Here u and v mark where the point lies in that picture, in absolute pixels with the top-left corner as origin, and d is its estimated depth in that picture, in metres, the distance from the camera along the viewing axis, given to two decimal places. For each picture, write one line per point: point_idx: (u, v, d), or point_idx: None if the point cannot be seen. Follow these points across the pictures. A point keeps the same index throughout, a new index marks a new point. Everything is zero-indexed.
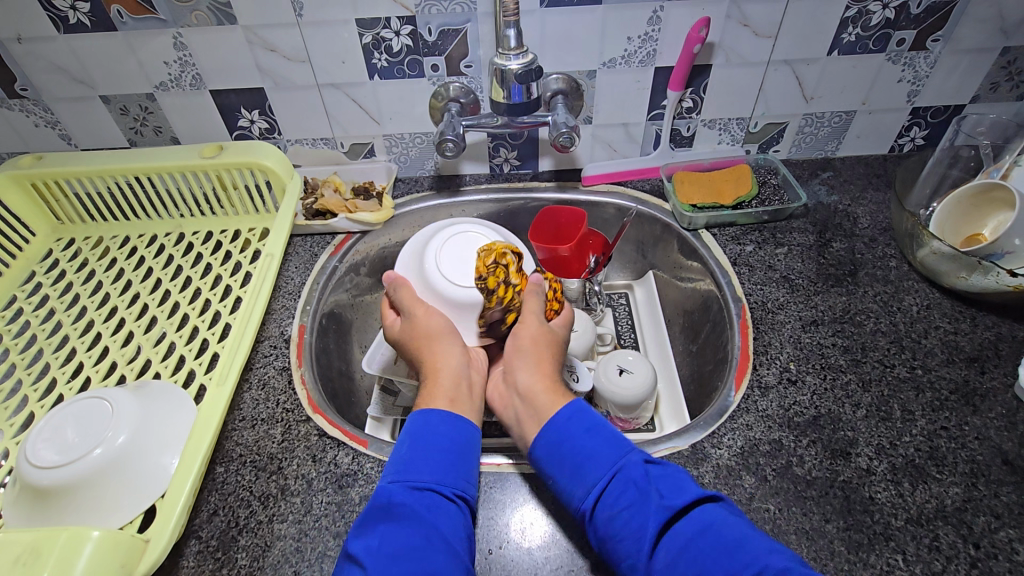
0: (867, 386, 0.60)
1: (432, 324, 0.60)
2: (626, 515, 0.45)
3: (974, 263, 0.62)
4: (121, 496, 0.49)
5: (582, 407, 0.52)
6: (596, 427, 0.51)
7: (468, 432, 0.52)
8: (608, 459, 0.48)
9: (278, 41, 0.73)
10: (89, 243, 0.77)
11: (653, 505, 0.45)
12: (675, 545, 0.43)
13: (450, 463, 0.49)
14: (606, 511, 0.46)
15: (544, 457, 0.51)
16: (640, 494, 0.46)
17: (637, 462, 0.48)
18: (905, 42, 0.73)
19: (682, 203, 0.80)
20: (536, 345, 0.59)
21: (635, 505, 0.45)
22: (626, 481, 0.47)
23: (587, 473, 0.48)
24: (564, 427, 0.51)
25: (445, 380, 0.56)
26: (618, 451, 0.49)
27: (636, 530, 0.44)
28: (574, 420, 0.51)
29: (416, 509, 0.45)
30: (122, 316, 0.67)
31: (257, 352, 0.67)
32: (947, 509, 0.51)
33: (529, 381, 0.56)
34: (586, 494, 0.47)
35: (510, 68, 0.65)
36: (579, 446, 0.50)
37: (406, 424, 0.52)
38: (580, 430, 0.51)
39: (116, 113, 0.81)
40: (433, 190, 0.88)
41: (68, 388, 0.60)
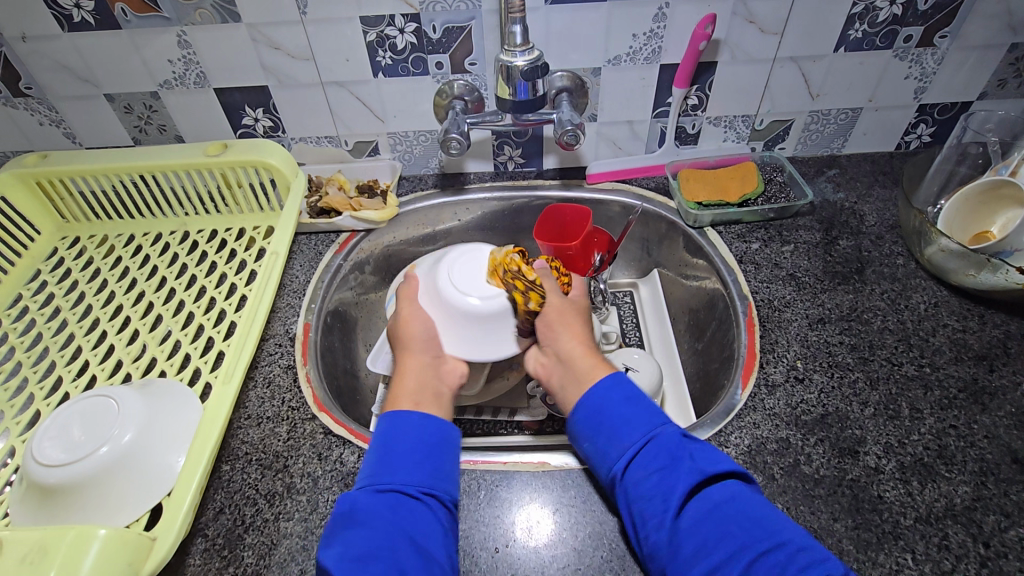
0: (875, 384, 0.59)
1: (414, 329, 0.62)
2: (657, 476, 0.46)
3: (982, 261, 0.62)
4: (127, 494, 0.49)
5: (623, 378, 0.55)
6: (635, 398, 0.53)
7: (437, 430, 0.52)
8: (644, 425, 0.50)
9: (283, 39, 0.73)
10: (93, 241, 0.77)
11: (684, 469, 0.46)
12: (703, 508, 0.44)
13: (419, 461, 0.50)
14: (638, 471, 0.48)
15: (584, 418, 0.53)
16: (672, 459, 0.47)
17: (671, 433, 0.50)
18: (912, 39, 0.73)
19: (688, 201, 0.79)
20: (568, 321, 0.62)
21: (667, 469, 0.47)
22: (661, 446, 0.48)
23: (623, 436, 0.50)
24: (605, 392, 0.53)
25: (410, 382, 0.57)
26: (655, 421, 0.51)
27: (665, 490, 0.46)
28: (613, 390, 0.53)
29: (379, 511, 0.46)
30: (127, 314, 0.67)
31: (262, 350, 0.67)
32: (956, 507, 0.50)
33: (574, 348, 0.59)
34: (620, 455, 0.49)
35: (516, 66, 0.65)
36: (615, 412, 0.52)
37: (376, 426, 0.53)
38: (620, 399, 0.53)
39: (120, 111, 0.81)
40: (437, 188, 0.88)
41: (73, 386, 0.60)
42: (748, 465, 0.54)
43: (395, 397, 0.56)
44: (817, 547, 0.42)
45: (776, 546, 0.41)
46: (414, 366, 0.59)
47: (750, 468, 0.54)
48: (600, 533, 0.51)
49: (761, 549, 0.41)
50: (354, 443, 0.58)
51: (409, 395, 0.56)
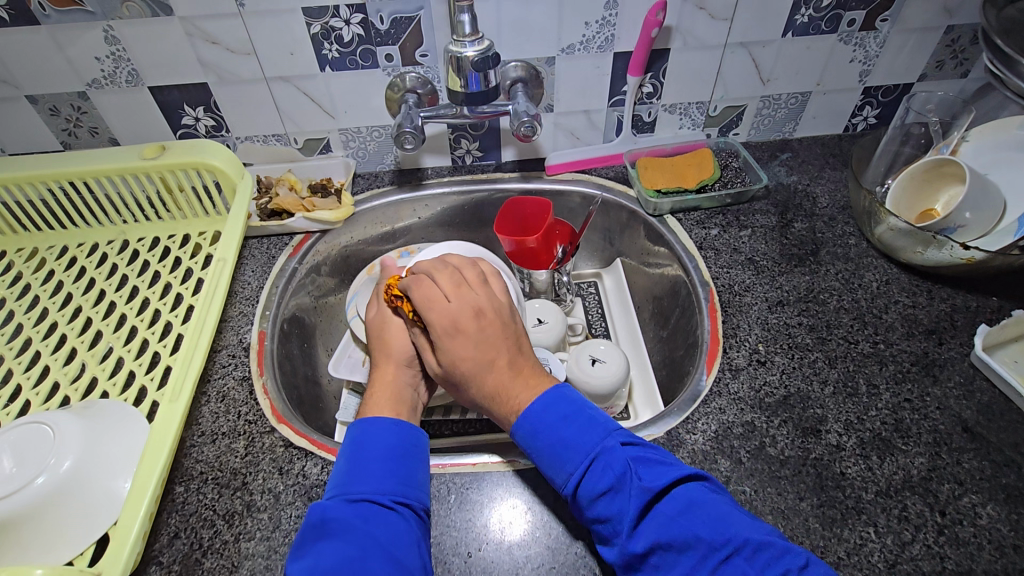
0: (833, 362, 0.61)
1: (405, 347, 0.59)
2: (606, 500, 0.44)
3: (928, 238, 0.63)
4: (70, 527, 0.46)
5: (565, 393, 0.51)
6: (570, 414, 0.49)
7: (408, 435, 0.50)
8: (585, 444, 0.47)
9: (220, 33, 0.69)
10: (21, 255, 0.71)
11: (632, 488, 0.44)
12: (659, 521, 0.43)
13: (390, 468, 0.48)
14: (588, 494, 0.45)
15: (526, 443, 0.49)
16: (619, 477, 0.45)
17: (615, 446, 0.47)
18: (855, 23, 0.74)
19: (647, 189, 0.79)
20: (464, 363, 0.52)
21: (615, 489, 0.44)
22: (607, 466, 0.45)
23: (566, 461, 0.47)
24: (541, 416, 0.49)
25: (388, 393, 0.55)
26: (594, 440, 0.47)
27: (617, 511, 0.44)
28: (550, 408, 0.49)
29: (351, 521, 0.44)
30: (63, 332, 0.62)
31: (214, 362, 0.64)
32: (914, 479, 0.52)
33: (481, 392, 0.52)
34: (566, 481, 0.46)
35: (465, 56, 0.63)
36: (556, 437, 0.48)
37: (347, 434, 0.51)
38: (556, 420, 0.48)
39: (46, 114, 0.75)
40: (394, 185, 0.86)
41: (5, 413, 0.56)
42: (716, 450, 0.55)
43: (371, 405, 0.53)
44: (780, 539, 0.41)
45: (734, 551, 0.40)
46: (388, 377, 0.57)
47: (717, 453, 0.55)
48: (573, 530, 0.51)
49: (720, 557, 0.40)
50: (317, 454, 0.56)
51: (385, 401, 0.54)
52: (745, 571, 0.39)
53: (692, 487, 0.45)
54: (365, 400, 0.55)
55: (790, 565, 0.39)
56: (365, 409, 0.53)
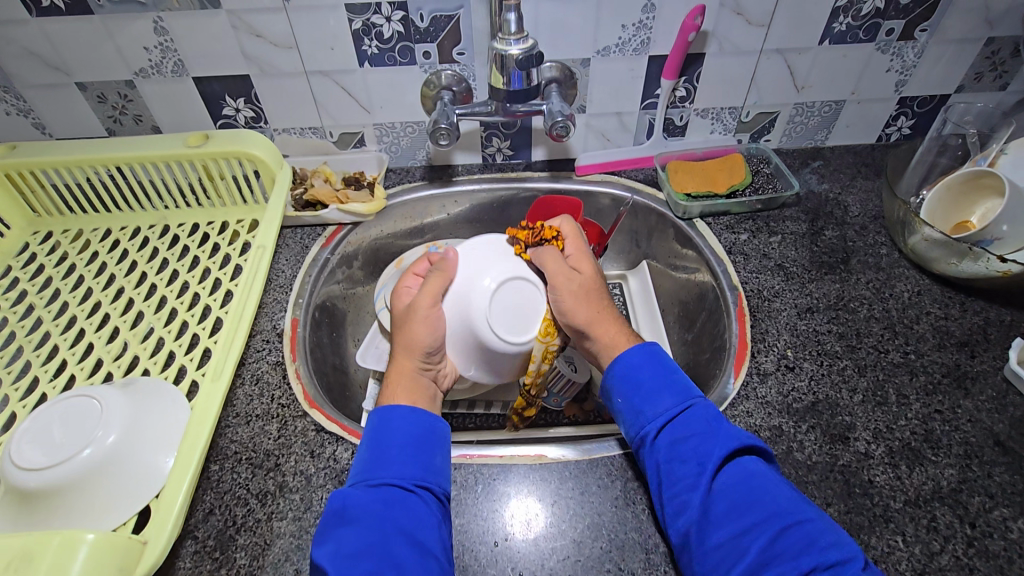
0: (863, 371, 0.61)
1: (424, 336, 0.58)
2: (693, 441, 0.49)
3: (964, 249, 0.63)
4: (113, 498, 0.47)
5: (658, 354, 0.56)
6: (667, 373, 0.54)
7: (429, 424, 0.52)
8: (681, 395, 0.52)
9: (264, 26, 0.70)
10: (67, 236, 0.74)
11: (720, 437, 0.48)
12: (732, 477, 0.47)
13: (409, 456, 0.49)
14: (673, 436, 0.50)
15: (618, 381, 0.55)
16: (708, 428, 0.49)
17: (705, 404, 0.52)
18: (894, 32, 0.74)
19: (677, 192, 0.80)
20: (572, 302, 0.59)
21: (705, 435, 0.49)
22: (698, 415, 0.50)
23: (659, 402, 0.52)
24: (638, 363, 0.55)
25: (403, 384, 0.56)
26: (688, 395, 0.52)
27: (700, 454, 0.48)
28: (651, 359, 0.55)
29: (372, 505, 0.45)
30: (106, 311, 0.64)
31: (249, 346, 0.65)
32: (943, 490, 0.52)
33: (593, 321, 0.59)
34: (655, 418, 0.51)
35: (510, 53, 0.64)
36: (650, 382, 0.54)
37: (367, 423, 0.52)
38: (652, 372, 0.54)
39: (93, 100, 0.78)
40: (425, 180, 0.87)
41: (51, 386, 0.58)
42: None
43: (390, 394, 0.55)
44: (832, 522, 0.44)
45: (806, 519, 0.43)
46: (405, 367, 0.57)
47: None
48: (598, 524, 0.51)
49: (789, 520, 0.43)
50: (348, 439, 0.57)
51: (403, 388, 0.55)
52: (812, 539, 0.42)
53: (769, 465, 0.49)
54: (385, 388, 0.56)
55: (854, 555, 0.41)
56: (383, 399, 0.55)
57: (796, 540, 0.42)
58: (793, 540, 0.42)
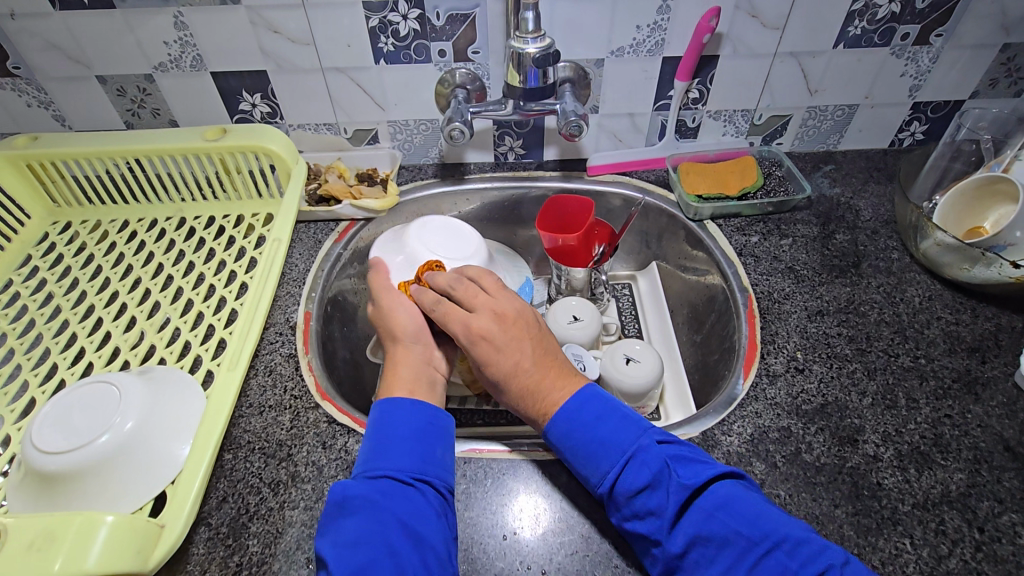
0: (873, 374, 0.61)
1: (405, 322, 0.60)
2: (645, 496, 0.46)
3: (977, 255, 0.63)
4: (128, 482, 0.48)
5: (595, 393, 0.53)
6: (605, 413, 0.51)
7: (429, 416, 0.52)
8: (621, 442, 0.49)
9: (282, 23, 0.71)
10: (86, 227, 0.75)
11: (672, 485, 0.46)
12: (698, 517, 0.44)
13: (410, 447, 0.49)
14: (625, 492, 0.46)
15: (559, 443, 0.51)
16: (656, 475, 0.46)
17: (650, 445, 0.48)
18: (909, 37, 0.74)
19: (688, 193, 0.80)
20: (487, 360, 0.55)
21: (655, 486, 0.46)
22: (643, 463, 0.47)
23: (600, 460, 0.48)
24: (574, 416, 0.51)
25: (405, 371, 0.56)
26: (630, 437, 0.49)
27: (656, 508, 0.45)
28: (584, 408, 0.51)
29: (373, 497, 0.46)
30: (123, 301, 0.65)
31: (263, 338, 0.66)
32: (952, 494, 0.52)
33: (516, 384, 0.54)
34: (601, 480, 0.48)
35: (527, 52, 0.64)
36: (588, 436, 0.50)
37: (371, 415, 0.53)
38: (591, 418, 0.51)
39: (113, 94, 0.79)
40: (437, 178, 0.88)
41: (70, 373, 0.59)
42: (751, 453, 0.55)
43: (390, 385, 0.55)
44: (815, 536, 0.43)
45: (774, 546, 0.42)
46: (404, 356, 0.58)
47: (753, 456, 0.55)
48: (607, 520, 0.52)
49: (760, 552, 0.42)
50: (359, 431, 0.58)
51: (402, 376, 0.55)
52: (787, 564, 0.41)
53: (728, 484, 0.46)
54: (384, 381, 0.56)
55: (831, 559, 0.41)
56: (385, 392, 0.55)
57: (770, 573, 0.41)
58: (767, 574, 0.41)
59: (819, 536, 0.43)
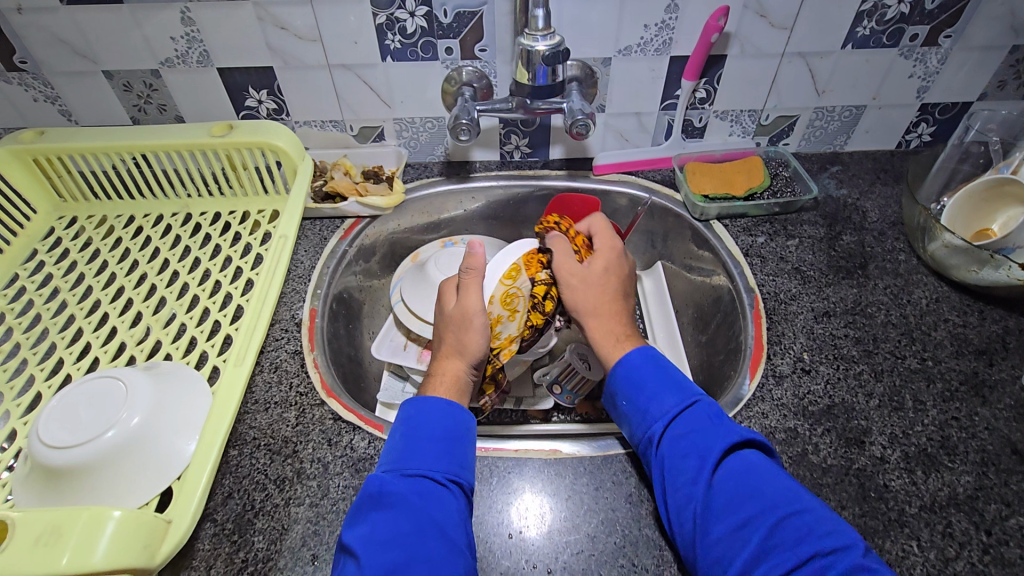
0: (879, 376, 0.61)
1: (476, 345, 0.56)
2: (693, 437, 0.48)
3: (985, 257, 0.63)
4: (135, 478, 0.48)
5: (656, 354, 0.56)
6: (670, 368, 0.54)
7: (461, 420, 0.52)
8: (683, 392, 0.52)
9: (290, 19, 0.71)
10: (91, 222, 0.75)
11: (721, 432, 0.48)
12: (735, 470, 0.46)
13: (442, 449, 0.49)
14: (677, 431, 0.49)
15: (619, 380, 0.54)
16: (708, 424, 0.49)
17: (709, 403, 0.51)
18: (918, 38, 0.74)
19: (694, 193, 0.80)
20: (576, 293, 0.60)
21: (705, 431, 0.48)
22: (699, 412, 0.50)
23: (661, 399, 0.51)
24: (640, 364, 0.54)
25: (446, 380, 0.55)
26: (693, 392, 0.52)
27: (700, 450, 0.47)
28: (652, 360, 0.54)
29: (407, 495, 0.45)
30: (129, 297, 0.65)
31: (268, 335, 0.66)
32: (959, 497, 0.52)
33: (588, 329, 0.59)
34: (656, 416, 0.50)
35: (536, 50, 0.64)
36: (653, 380, 0.53)
37: (400, 412, 0.53)
38: (656, 370, 0.54)
39: (119, 89, 0.79)
40: (443, 176, 0.87)
41: (76, 368, 0.59)
42: None
43: (436, 390, 0.54)
44: (838, 523, 0.42)
45: (805, 510, 0.43)
46: (455, 369, 0.56)
47: None
48: (612, 520, 0.51)
49: (784, 514, 0.42)
50: (364, 428, 0.58)
51: (449, 387, 0.55)
52: (812, 528, 0.41)
53: (766, 458, 0.48)
54: (431, 379, 0.56)
55: (850, 543, 0.40)
56: (423, 392, 0.55)
57: (792, 534, 0.41)
58: (790, 535, 0.41)
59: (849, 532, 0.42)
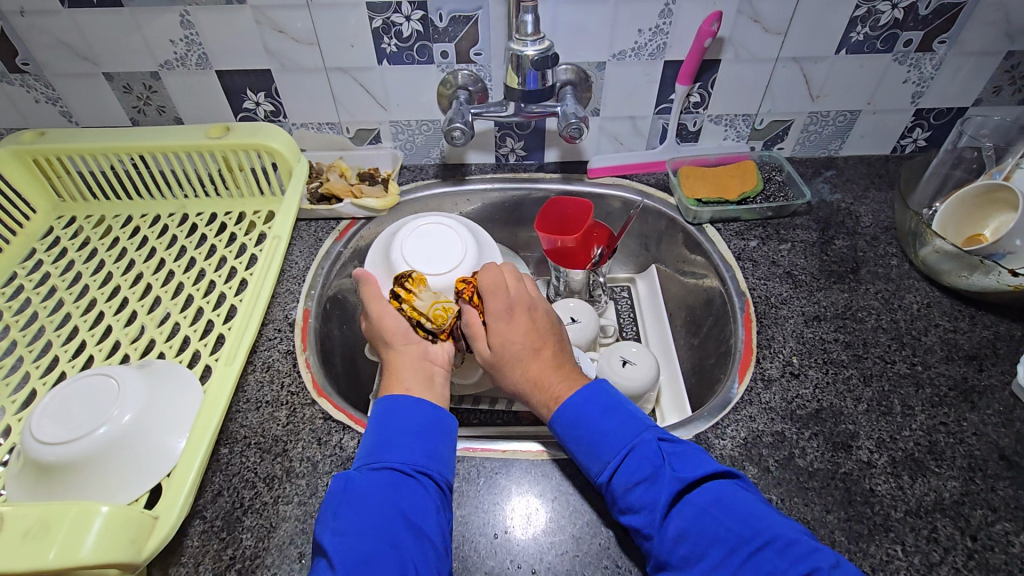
0: (868, 381, 0.61)
1: (394, 328, 0.58)
2: (640, 489, 0.46)
3: (975, 262, 0.63)
4: (125, 475, 0.49)
5: (603, 388, 0.53)
6: (611, 408, 0.52)
7: (435, 412, 0.52)
8: (624, 435, 0.50)
9: (287, 22, 0.72)
10: (90, 222, 0.76)
11: (665, 479, 0.46)
12: (691, 512, 0.45)
13: (415, 442, 0.49)
14: (623, 483, 0.47)
15: (563, 432, 0.52)
16: (653, 470, 0.47)
17: (650, 440, 0.49)
18: (912, 43, 0.74)
19: (688, 197, 0.80)
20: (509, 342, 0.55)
21: (650, 480, 0.46)
22: (644, 455, 0.48)
23: (603, 450, 0.49)
24: (584, 404, 0.52)
25: (403, 371, 0.55)
26: (633, 431, 0.50)
27: (649, 502, 0.46)
28: (590, 401, 0.52)
29: (379, 489, 0.46)
30: (125, 296, 0.66)
31: (262, 335, 0.67)
32: (945, 502, 0.52)
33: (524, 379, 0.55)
34: (602, 469, 0.49)
35: (527, 55, 0.65)
36: (593, 425, 0.51)
37: (374, 410, 0.52)
38: (597, 412, 0.51)
39: (119, 91, 0.80)
40: (438, 178, 0.88)
41: (70, 365, 0.60)
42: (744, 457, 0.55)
43: (394, 385, 0.54)
44: (807, 538, 0.42)
45: (765, 544, 0.42)
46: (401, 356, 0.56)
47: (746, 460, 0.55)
48: (598, 521, 0.52)
49: (750, 549, 0.42)
50: (354, 428, 0.58)
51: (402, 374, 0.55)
52: (776, 565, 0.40)
53: (723, 485, 0.46)
54: (387, 376, 0.56)
55: (819, 563, 0.40)
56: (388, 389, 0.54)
57: (760, 570, 0.41)
58: (756, 569, 0.41)
59: (811, 539, 0.43)
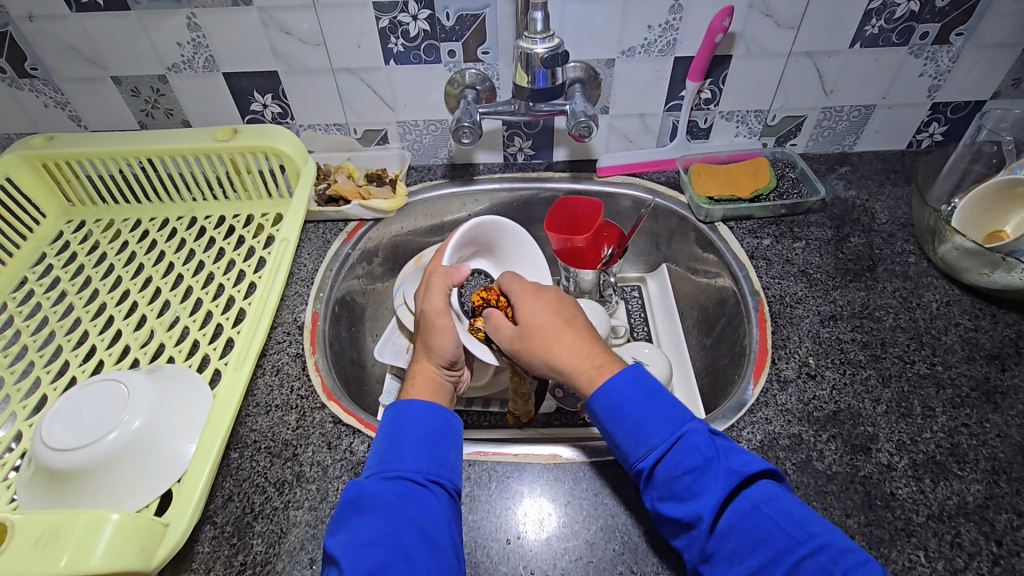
0: (887, 381, 0.59)
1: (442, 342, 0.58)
2: (688, 479, 0.45)
3: (997, 260, 0.61)
4: (136, 481, 0.49)
5: (643, 372, 0.52)
6: (656, 393, 0.51)
7: (444, 419, 0.52)
8: (671, 425, 0.48)
9: (294, 24, 0.72)
10: (99, 226, 0.76)
11: (718, 472, 0.45)
12: (740, 509, 0.44)
13: (424, 449, 0.49)
14: (668, 472, 0.46)
15: (603, 414, 0.51)
16: (705, 460, 0.46)
17: (701, 430, 0.48)
18: (928, 36, 0.72)
19: (699, 195, 0.79)
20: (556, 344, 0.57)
21: (698, 472, 0.45)
22: (692, 447, 0.47)
23: (648, 436, 0.48)
24: (624, 389, 0.51)
25: (423, 385, 0.56)
26: (680, 421, 0.49)
27: (699, 493, 0.45)
28: (635, 383, 0.51)
29: (387, 497, 0.45)
30: (134, 300, 0.66)
31: (271, 338, 0.66)
32: (969, 506, 0.50)
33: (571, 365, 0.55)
34: (645, 455, 0.48)
35: (535, 53, 0.64)
36: (636, 412, 0.50)
37: (383, 417, 0.53)
38: (641, 396, 0.50)
39: (127, 94, 0.80)
40: (447, 178, 0.87)
41: (80, 370, 0.60)
42: (760, 459, 0.54)
43: (410, 392, 0.55)
44: (850, 542, 0.42)
45: (817, 550, 0.41)
46: (428, 371, 0.58)
47: (762, 463, 0.54)
48: (612, 526, 0.51)
49: (803, 552, 0.41)
50: (363, 432, 0.58)
51: (422, 388, 0.56)
52: (829, 568, 0.40)
53: (774, 484, 0.46)
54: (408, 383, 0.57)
55: (874, 572, 0.40)
56: (405, 395, 0.55)
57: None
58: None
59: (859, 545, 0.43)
